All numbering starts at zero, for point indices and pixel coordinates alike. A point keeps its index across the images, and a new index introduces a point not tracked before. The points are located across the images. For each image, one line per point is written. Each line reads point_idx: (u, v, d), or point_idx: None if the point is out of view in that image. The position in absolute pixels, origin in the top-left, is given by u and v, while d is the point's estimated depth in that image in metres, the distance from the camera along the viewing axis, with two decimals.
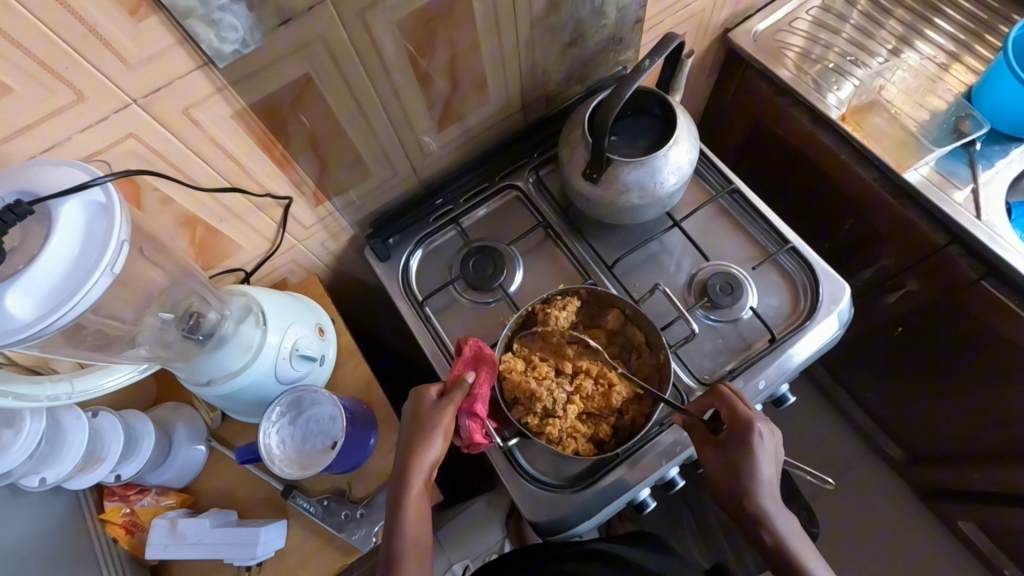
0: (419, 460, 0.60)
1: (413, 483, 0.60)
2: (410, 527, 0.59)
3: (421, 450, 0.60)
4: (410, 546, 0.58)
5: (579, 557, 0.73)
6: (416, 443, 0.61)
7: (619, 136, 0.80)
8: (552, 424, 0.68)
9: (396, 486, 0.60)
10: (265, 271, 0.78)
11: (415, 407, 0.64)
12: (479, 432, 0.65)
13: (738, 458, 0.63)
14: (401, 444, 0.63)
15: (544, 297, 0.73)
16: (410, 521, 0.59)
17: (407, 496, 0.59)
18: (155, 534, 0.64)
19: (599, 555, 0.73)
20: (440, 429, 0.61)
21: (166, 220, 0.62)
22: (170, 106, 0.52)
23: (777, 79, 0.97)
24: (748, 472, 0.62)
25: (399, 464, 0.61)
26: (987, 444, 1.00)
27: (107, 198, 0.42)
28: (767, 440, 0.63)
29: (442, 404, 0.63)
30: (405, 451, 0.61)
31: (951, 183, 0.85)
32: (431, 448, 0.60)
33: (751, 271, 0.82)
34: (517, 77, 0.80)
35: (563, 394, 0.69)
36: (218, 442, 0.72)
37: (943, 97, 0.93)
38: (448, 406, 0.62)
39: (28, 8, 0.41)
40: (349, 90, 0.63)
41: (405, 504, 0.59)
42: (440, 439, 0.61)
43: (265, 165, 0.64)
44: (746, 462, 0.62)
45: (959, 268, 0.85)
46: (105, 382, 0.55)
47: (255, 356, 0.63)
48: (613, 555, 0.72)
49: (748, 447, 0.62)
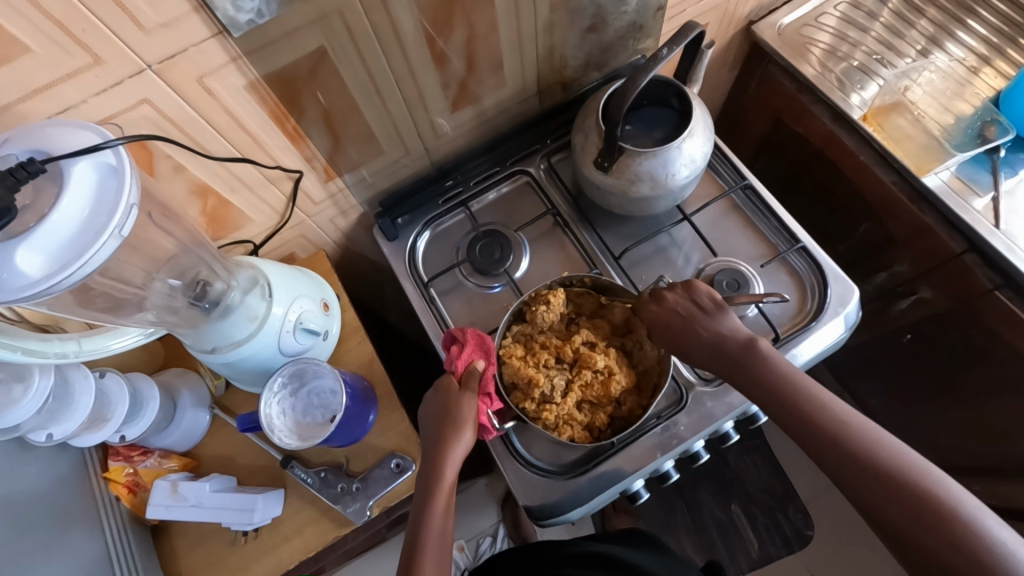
0: (450, 452, 0.61)
1: (445, 476, 0.60)
2: (437, 521, 0.58)
3: (451, 443, 0.61)
4: (435, 537, 0.57)
5: (576, 561, 0.73)
6: (445, 437, 0.61)
7: (634, 125, 0.78)
8: (550, 410, 0.68)
9: (427, 479, 0.60)
10: (274, 245, 0.78)
11: (441, 398, 0.65)
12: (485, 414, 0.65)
13: (673, 324, 0.69)
14: (428, 437, 0.64)
15: (529, 294, 0.72)
16: (438, 516, 0.58)
17: (440, 488, 0.59)
18: (156, 494, 0.65)
19: (597, 558, 0.72)
20: (467, 423, 0.62)
21: (178, 188, 0.62)
22: (185, 73, 0.52)
23: (800, 76, 0.95)
24: (723, 334, 0.66)
25: (428, 459, 0.62)
26: (990, 456, 0.99)
27: (118, 161, 0.43)
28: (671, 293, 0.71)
29: (466, 395, 0.64)
30: (436, 443, 0.62)
31: (971, 190, 0.83)
32: (459, 443, 0.61)
33: (760, 268, 0.81)
34: (534, 61, 0.79)
35: (561, 380, 0.70)
36: (221, 411, 0.73)
37: (971, 102, 0.90)
38: (470, 396, 0.64)
39: None
40: (364, 66, 0.63)
41: (436, 495, 0.59)
42: (469, 432, 0.62)
43: (277, 138, 0.64)
44: (690, 320, 0.68)
45: (974, 277, 0.83)
46: (112, 343, 0.56)
47: (260, 326, 0.63)
48: (608, 557, 0.72)
49: (665, 307, 0.70)
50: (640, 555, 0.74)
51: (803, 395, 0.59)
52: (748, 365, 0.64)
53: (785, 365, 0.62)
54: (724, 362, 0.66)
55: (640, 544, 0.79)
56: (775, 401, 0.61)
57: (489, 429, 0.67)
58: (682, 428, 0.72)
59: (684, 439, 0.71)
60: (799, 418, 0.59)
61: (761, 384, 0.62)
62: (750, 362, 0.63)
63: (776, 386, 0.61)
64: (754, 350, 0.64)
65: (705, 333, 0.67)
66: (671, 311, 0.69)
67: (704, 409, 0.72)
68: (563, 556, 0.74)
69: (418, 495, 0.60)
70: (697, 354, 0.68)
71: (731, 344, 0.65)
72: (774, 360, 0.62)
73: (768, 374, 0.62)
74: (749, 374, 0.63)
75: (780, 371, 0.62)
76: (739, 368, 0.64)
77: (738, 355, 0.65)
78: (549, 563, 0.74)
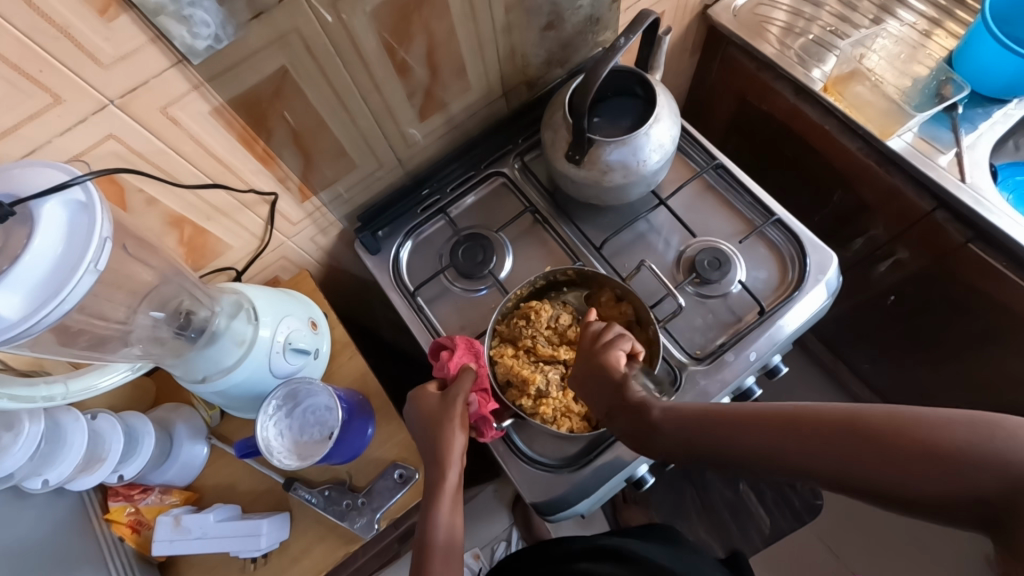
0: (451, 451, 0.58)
1: (449, 476, 0.57)
2: (443, 520, 0.55)
3: (445, 441, 0.58)
4: (443, 539, 0.54)
5: (588, 556, 0.74)
6: (440, 435, 0.59)
7: (602, 117, 0.79)
8: (530, 329, 0.73)
9: (431, 478, 0.58)
10: (256, 269, 0.79)
11: (426, 403, 0.62)
12: (486, 405, 0.67)
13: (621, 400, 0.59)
14: (425, 441, 0.61)
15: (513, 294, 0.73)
16: (444, 515, 0.55)
17: (443, 488, 0.56)
18: (160, 530, 0.65)
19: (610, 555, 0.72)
20: (458, 421, 0.60)
21: (153, 220, 0.62)
22: (148, 105, 0.53)
23: (759, 54, 0.97)
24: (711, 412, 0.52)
25: (430, 461, 0.60)
26: (981, 406, 1.01)
27: (88, 196, 0.43)
28: (593, 363, 0.62)
29: (453, 394, 0.62)
30: (433, 445, 0.60)
31: (935, 148, 0.85)
32: (454, 440, 0.59)
33: (739, 245, 0.82)
34: (496, 64, 0.80)
35: (552, 312, 0.74)
36: (218, 440, 0.73)
37: (925, 64, 0.93)
38: (460, 393, 0.61)
39: (16, 26, 0.42)
40: (329, 83, 0.63)
41: (439, 496, 0.56)
42: (462, 429, 0.60)
43: (248, 161, 0.65)
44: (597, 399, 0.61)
45: (945, 232, 0.85)
46: (100, 382, 0.56)
47: (249, 349, 0.63)
48: (621, 554, 0.72)
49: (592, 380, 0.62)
50: (654, 550, 0.73)
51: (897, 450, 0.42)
52: (744, 439, 0.49)
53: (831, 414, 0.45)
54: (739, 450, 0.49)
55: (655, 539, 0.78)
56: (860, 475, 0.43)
57: (486, 428, 0.67)
58: None
59: None
60: (910, 485, 0.41)
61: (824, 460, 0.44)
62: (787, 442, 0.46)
63: (796, 438, 0.46)
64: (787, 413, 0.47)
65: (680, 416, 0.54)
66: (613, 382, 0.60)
67: (699, 388, 0.73)
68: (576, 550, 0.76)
69: (424, 499, 0.57)
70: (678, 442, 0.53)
71: (734, 416, 0.50)
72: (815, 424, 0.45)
73: (826, 439, 0.44)
74: (800, 452, 0.45)
75: (834, 424, 0.45)
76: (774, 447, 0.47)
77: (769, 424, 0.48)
78: (562, 559, 0.75)
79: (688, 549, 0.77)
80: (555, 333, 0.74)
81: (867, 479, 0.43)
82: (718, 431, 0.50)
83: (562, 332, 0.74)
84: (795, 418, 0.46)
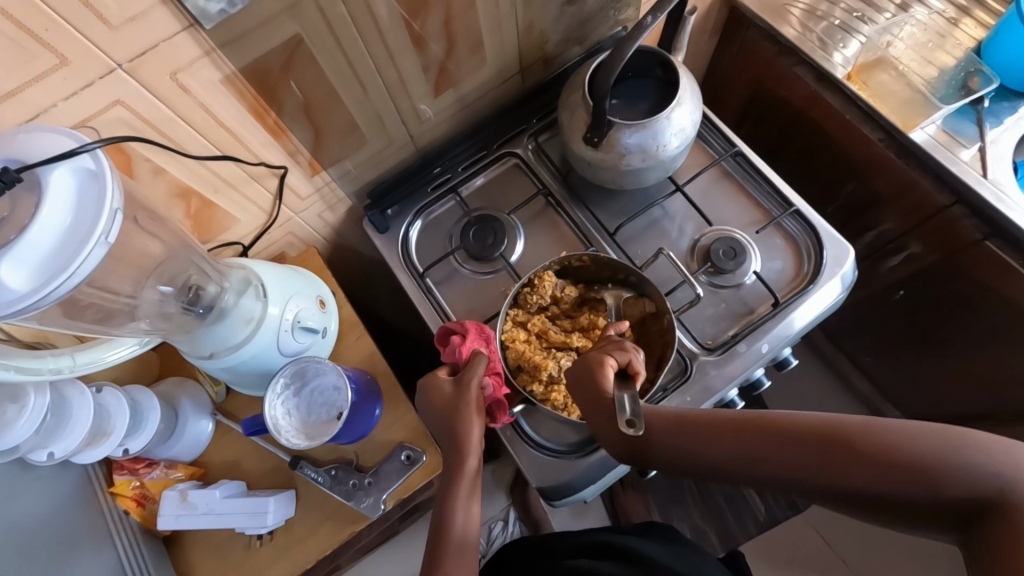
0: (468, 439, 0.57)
1: (468, 463, 0.55)
2: (462, 506, 0.53)
3: (463, 425, 0.57)
4: (460, 526, 0.51)
5: (590, 553, 0.74)
6: (458, 420, 0.58)
7: (620, 98, 0.77)
8: (536, 295, 0.71)
9: (449, 462, 0.56)
10: (263, 244, 0.77)
11: (438, 392, 0.61)
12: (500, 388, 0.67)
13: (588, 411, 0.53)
14: (441, 430, 0.60)
15: (529, 278, 0.71)
16: (462, 500, 0.53)
17: (462, 473, 0.55)
18: (166, 505, 0.65)
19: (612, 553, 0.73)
20: (474, 407, 0.59)
21: (159, 191, 0.60)
22: (157, 71, 0.50)
23: (781, 37, 0.94)
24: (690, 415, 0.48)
25: (447, 446, 0.58)
26: (983, 404, 1.01)
27: (97, 165, 0.42)
28: (585, 362, 0.55)
29: (466, 381, 0.61)
30: (449, 432, 0.58)
31: (958, 142, 0.83)
32: (472, 425, 0.57)
33: (755, 235, 0.81)
34: (514, 39, 0.77)
35: (558, 282, 0.74)
36: (224, 416, 0.72)
37: (952, 53, 0.90)
38: (473, 379, 0.60)
39: None
40: (343, 54, 0.61)
41: (457, 482, 0.54)
42: (479, 415, 0.58)
43: (258, 133, 0.63)
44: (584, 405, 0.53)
45: (961, 228, 0.84)
46: (107, 356, 0.55)
47: (257, 327, 0.62)
48: (623, 551, 0.73)
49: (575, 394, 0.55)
50: (657, 549, 0.74)
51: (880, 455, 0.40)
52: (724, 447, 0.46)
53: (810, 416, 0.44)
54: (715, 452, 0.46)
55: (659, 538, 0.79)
56: (833, 478, 0.42)
57: (498, 413, 0.67)
58: (689, 399, 0.71)
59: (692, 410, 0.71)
60: (893, 493, 0.40)
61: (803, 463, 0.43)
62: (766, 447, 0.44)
63: (778, 443, 0.44)
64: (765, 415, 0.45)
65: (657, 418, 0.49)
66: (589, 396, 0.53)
67: (709, 378, 0.72)
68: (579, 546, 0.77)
69: (441, 483, 0.55)
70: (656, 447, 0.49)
71: (721, 421, 0.46)
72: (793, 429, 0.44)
73: (814, 451, 0.42)
74: (778, 460, 0.43)
75: (819, 430, 0.43)
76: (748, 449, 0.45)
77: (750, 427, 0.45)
78: (564, 554, 0.76)
79: (691, 549, 0.77)
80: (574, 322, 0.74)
81: (851, 489, 0.41)
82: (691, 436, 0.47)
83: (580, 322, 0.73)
84: (778, 426, 0.44)
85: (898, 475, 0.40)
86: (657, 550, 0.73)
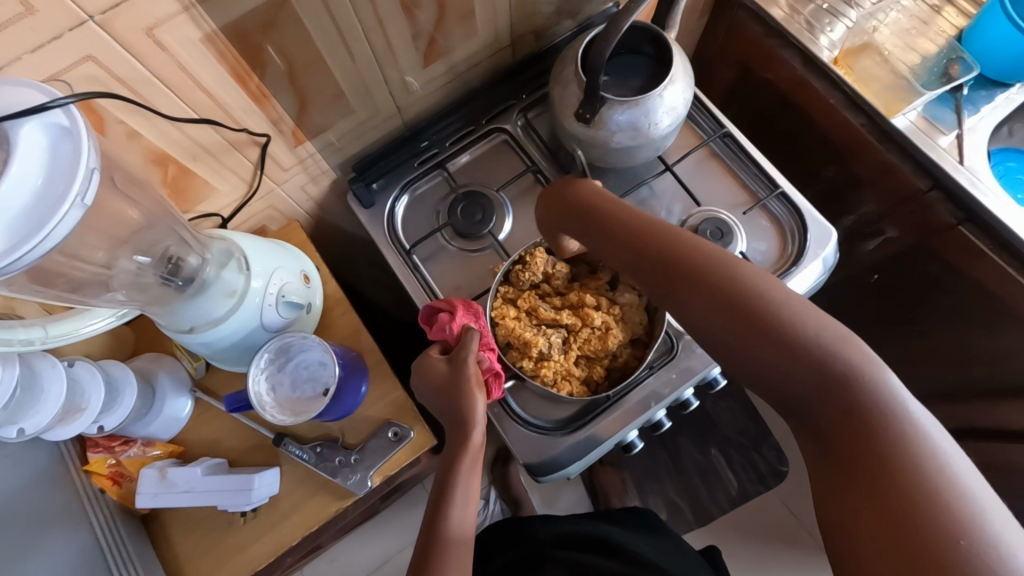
0: (474, 416, 0.58)
1: (474, 439, 0.57)
2: (461, 483, 0.55)
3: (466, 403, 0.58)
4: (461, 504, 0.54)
5: (578, 544, 0.76)
6: (462, 396, 0.58)
7: (611, 75, 0.76)
8: (528, 272, 0.71)
9: (454, 441, 0.58)
10: (242, 216, 0.74)
11: (437, 369, 0.62)
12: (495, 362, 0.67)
13: (564, 199, 0.64)
14: (443, 406, 0.61)
15: (518, 255, 0.72)
16: (462, 479, 0.55)
17: (464, 450, 0.56)
18: (144, 483, 0.63)
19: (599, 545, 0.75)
20: (475, 383, 0.59)
21: (133, 156, 0.57)
22: (131, 25, 0.47)
23: (769, 18, 0.94)
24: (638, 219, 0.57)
25: (451, 421, 0.59)
26: (948, 383, 1.06)
27: (71, 122, 0.39)
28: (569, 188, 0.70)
29: (463, 357, 0.61)
30: (453, 408, 0.59)
31: (936, 128, 0.85)
32: (476, 402, 0.58)
33: (741, 216, 0.81)
34: (506, 11, 0.75)
35: (550, 258, 0.73)
36: (203, 393, 0.70)
37: (934, 40, 0.92)
38: (470, 356, 0.61)
39: None
40: (330, 16, 0.58)
41: (462, 458, 0.56)
42: (481, 393, 0.59)
43: (239, 98, 0.60)
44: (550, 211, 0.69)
45: (937, 213, 0.86)
46: (83, 327, 0.56)
47: (240, 300, 0.60)
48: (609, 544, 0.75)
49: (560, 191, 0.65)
50: (639, 542, 0.77)
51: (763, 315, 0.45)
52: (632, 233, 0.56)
53: (724, 261, 0.50)
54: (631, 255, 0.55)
55: (638, 528, 0.81)
56: (709, 324, 0.48)
57: (494, 386, 0.65)
58: (674, 376, 0.72)
59: (677, 387, 0.72)
60: (735, 330, 0.46)
61: (690, 295, 0.49)
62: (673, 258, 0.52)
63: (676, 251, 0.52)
64: (692, 245, 0.52)
65: (610, 215, 0.59)
66: (575, 190, 0.63)
67: (693, 358, 0.73)
68: (563, 536, 0.78)
69: (445, 456, 0.57)
70: (594, 232, 0.59)
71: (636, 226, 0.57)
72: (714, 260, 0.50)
73: (695, 272, 0.50)
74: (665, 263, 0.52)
75: (716, 265, 0.49)
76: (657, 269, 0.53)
77: (660, 255, 0.53)
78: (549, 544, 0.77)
79: (670, 542, 0.79)
80: (564, 299, 0.74)
81: (704, 314, 0.48)
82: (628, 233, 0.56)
83: (570, 298, 0.73)
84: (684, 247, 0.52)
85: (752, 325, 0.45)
86: (641, 544, 0.76)
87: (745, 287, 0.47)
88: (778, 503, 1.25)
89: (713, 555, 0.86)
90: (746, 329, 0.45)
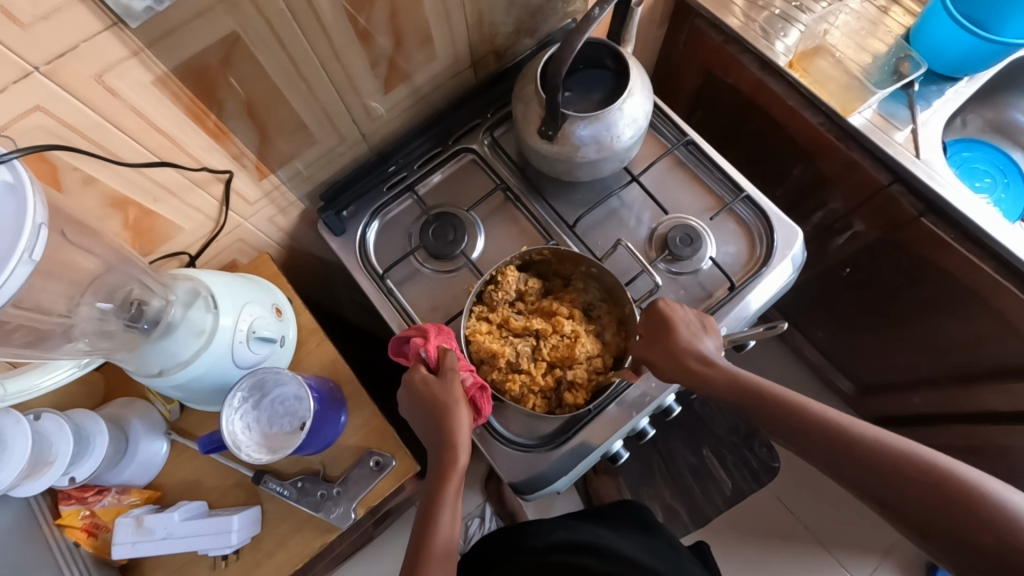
0: (453, 437, 0.59)
1: (457, 461, 0.59)
2: (449, 503, 0.58)
3: (449, 423, 0.59)
4: (446, 529, 0.57)
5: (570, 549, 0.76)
6: (442, 415, 0.60)
7: (573, 91, 0.76)
8: (501, 292, 0.72)
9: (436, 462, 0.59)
10: (210, 253, 0.74)
11: (415, 391, 0.62)
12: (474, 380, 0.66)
13: (691, 367, 0.64)
14: (424, 427, 0.62)
15: (490, 273, 0.72)
16: (450, 498, 0.58)
17: (447, 472, 0.59)
18: (120, 533, 0.62)
19: (591, 549, 0.74)
20: (463, 400, 0.61)
21: (91, 202, 0.57)
22: (78, 73, 0.47)
23: (724, 27, 0.96)
24: (772, 388, 0.61)
25: (430, 442, 0.61)
26: (926, 371, 1.08)
27: (15, 177, 0.39)
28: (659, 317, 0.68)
29: (449, 377, 0.62)
30: (434, 430, 0.61)
31: (892, 124, 0.87)
32: (459, 421, 0.60)
33: (709, 221, 0.83)
34: (464, 32, 0.75)
35: (521, 276, 0.74)
36: (179, 435, 0.69)
37: (884, 40, 0.95)
38: (455, 375, 0.62)
39: None
40: (285, 51, 0.58)
41: (448, 480, 0.58)
42: (465, 408, 0.60)
43: (197, 136, 0.60)
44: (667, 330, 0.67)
45: (900, 207, 0.88)
46: (41, 381, 0.58)
47: (209, 339, 0.59)
48: (603, 549, 0.74)
49: (677, 347, 0.66)
50: (633, 546, 0.76)
51: (986, 517, 0.46)
52: (761, 397, 0.60)
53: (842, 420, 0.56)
54: (791, 433, 0.58)
55: (631, 528, 0.81)
56: (876, 485, 0.52)
57: (482, 401, 0.64)
58: (654, 384, 0.73)
59: (658, 395, 0.72)
60: (898, 495, 0.50)
61: (829, 455, 0.55)
62: (868, 451, 0.53)
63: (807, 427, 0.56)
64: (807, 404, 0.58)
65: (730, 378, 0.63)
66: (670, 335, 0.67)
67: None
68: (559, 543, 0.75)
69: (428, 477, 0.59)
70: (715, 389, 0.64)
71: (763, 393, 0.60)
72: (898, 446, 0.52)
73: (836, 443, 0.54)
74: (808, 435, 0.56)
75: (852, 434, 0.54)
76: (804, 438, 0.56)
77: (792, 420, 0.58)
78: (542, 550, 0.76)
79: (665, 543, 0.79)
80: (539, 308, 0.74)
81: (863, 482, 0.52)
82: (804, 418, 0.57)
83: (546, 308, 0.73)
84: (814, 418, 0.56)
85: (911, 488, 0.50)
86: (636, 549, 0.76)
87: (891, 451, 0.52)
88: (772, 498, 1.26)
89: (703, 553, 0.85)
90: (972, 525, 0.47)
